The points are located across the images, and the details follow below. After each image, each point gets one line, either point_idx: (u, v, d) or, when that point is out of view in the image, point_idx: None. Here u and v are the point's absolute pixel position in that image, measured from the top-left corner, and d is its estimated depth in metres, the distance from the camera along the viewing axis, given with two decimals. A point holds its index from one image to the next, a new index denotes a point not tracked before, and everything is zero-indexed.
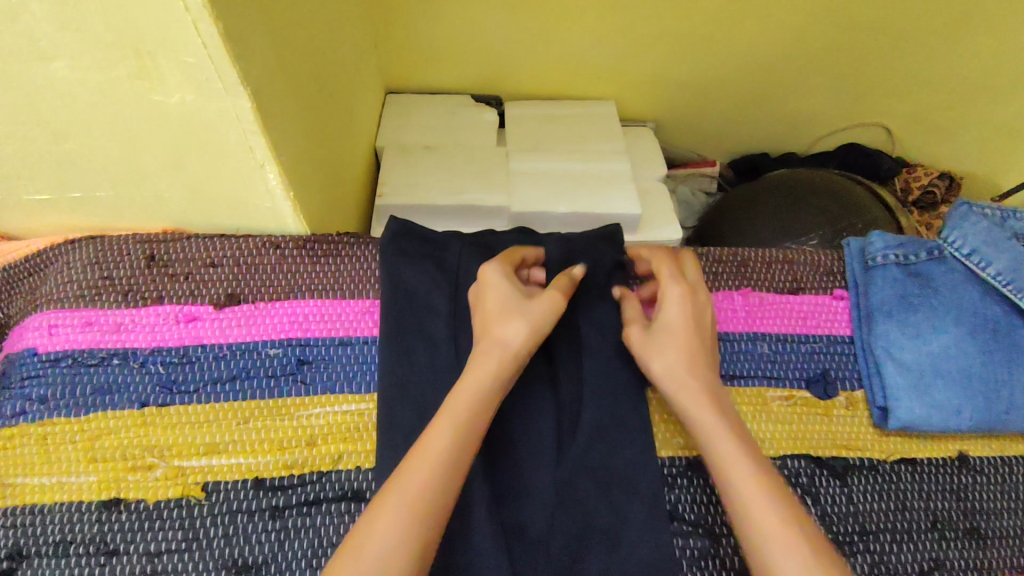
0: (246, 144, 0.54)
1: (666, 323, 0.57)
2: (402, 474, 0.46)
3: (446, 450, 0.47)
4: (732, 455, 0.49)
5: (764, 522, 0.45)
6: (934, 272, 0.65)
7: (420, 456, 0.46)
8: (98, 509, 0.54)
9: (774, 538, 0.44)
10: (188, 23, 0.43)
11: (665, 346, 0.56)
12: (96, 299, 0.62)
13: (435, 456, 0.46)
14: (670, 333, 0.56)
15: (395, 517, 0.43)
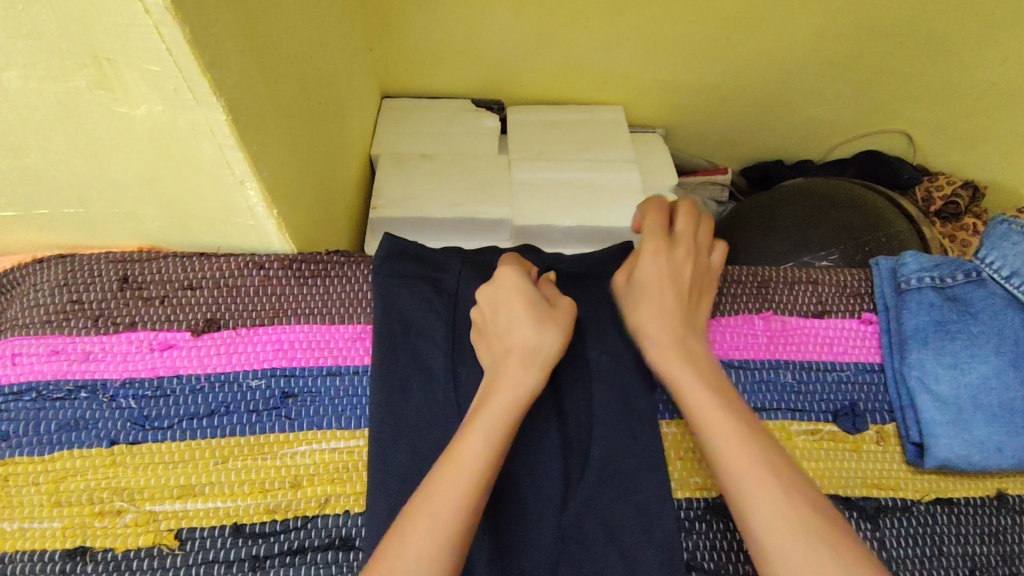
0: (223, 160, 0.50)
1: (641, 285, 0.57)
2: (429, 496, 0.42)
3: (477, 476, 0.43)
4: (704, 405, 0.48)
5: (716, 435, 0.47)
6: (971, 297, 0.60)
7: (450, 478, 0.43)
8: (62, 558, 0.50)
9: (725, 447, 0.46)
10: (149, 28, 0.38)
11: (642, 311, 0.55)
12: (63, 326, 0.57)
13: (466, 484, 0.43)
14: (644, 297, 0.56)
15: (421, 552, 0.39)
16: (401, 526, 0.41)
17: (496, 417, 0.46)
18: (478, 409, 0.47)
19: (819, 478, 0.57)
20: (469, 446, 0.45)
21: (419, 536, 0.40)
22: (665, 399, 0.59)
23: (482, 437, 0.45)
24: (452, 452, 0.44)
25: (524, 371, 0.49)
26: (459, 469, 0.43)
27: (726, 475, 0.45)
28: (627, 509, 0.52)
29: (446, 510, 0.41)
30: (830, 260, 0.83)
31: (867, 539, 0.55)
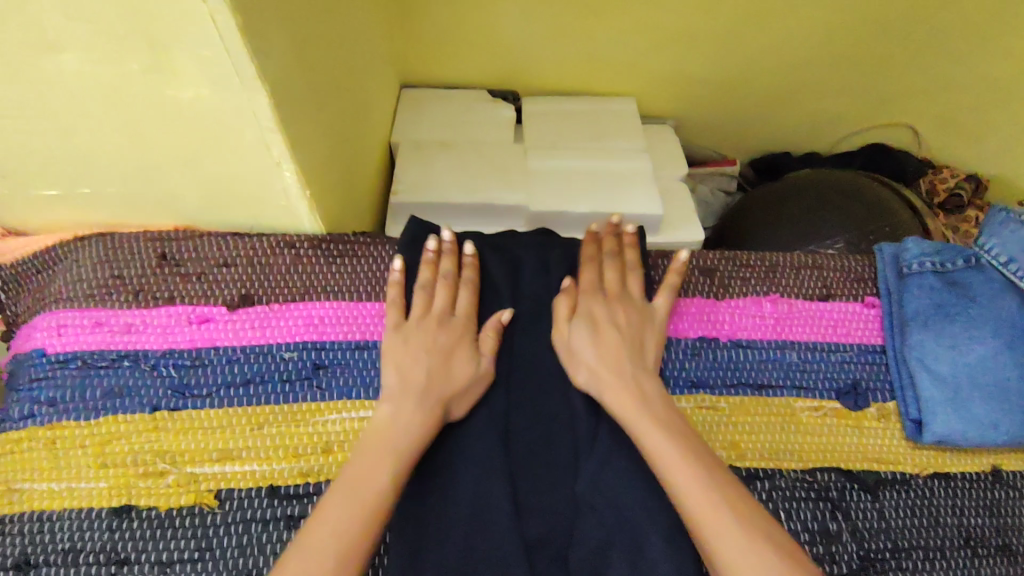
0: (262, 141, 0.52)
1: (594, 340, 0.58)
2: (337, 521, 0.45)
3: (381, 506, 0.46)
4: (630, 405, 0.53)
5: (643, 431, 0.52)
6: (971, 281, 0.63)
7: (355, 507, 0.46)
8: (108, 516, 0.53)
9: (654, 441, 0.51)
10: (204, 14, 0.41)
11: (590, 363, 0.57)
12: (106, 299, 0.60)
13: (370, 513, 0.46)
14: (601, 349, 0.57)
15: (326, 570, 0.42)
16: (303, 542, 0.44)
17: (399, 454, 0.49)
18: (377, 440, 0.50)
19: (823, 452, 0.60)
20: (376, 476, 0.48)
21: (325, 557, 0.43)
22: (676, 376, 0.62)
23: (390, 470, 0.48)
24: (358, 479, 0.47)
25: (426, 423, 0.52)
26: (365, 497, 0.46)
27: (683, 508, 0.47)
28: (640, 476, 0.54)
29: (349, 533, 0.44)
30: (835, 249, 0.85)
31: (867, 509, 0.58)
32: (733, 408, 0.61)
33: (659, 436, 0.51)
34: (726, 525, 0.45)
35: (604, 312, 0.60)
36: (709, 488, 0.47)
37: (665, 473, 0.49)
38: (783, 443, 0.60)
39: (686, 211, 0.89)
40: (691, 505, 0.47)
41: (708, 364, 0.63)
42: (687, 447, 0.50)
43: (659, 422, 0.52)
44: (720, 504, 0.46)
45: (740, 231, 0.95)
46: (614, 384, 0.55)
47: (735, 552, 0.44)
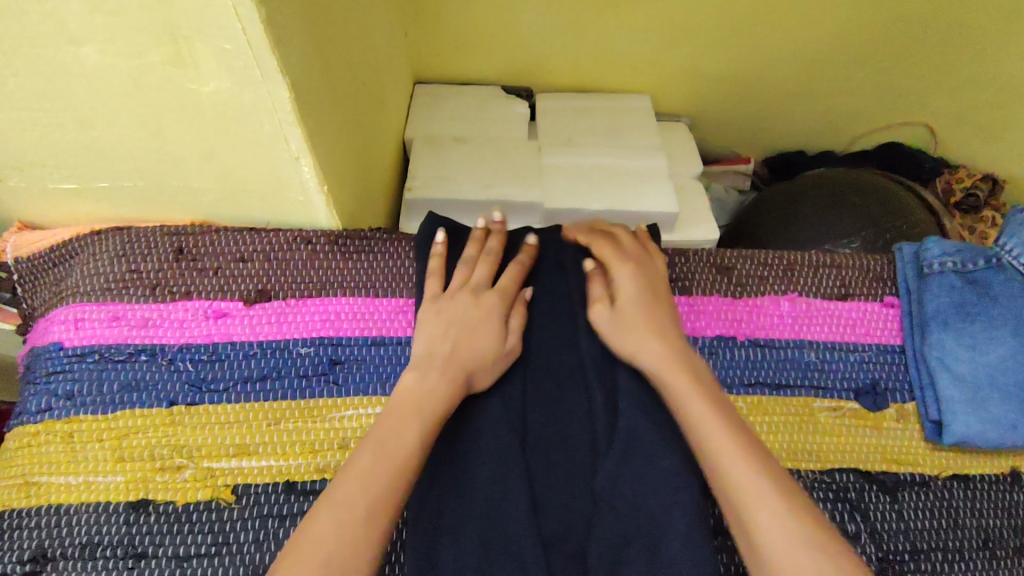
0: (282, 135, 0.52)
1: (620, 306, 0.58)
2: (367, 478, 0.45)
3: (407, 465, 0.46)
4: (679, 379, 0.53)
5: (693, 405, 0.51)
6: (993, 281, 0.62)
7: (386, 464, 0.46)
8: (126, 510, 0.53)
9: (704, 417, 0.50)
10: (227, 7, 0.41)
11: (645, 330, 0.56)
12: (123, 293, 0.60)
13: (399, 471, 0.46)
14: (626, 316, 0.57)
15: (357, 527, 0.42)
16: (333, 498, 0.44)
17: (424, 417, 0.49)
18: (407, 402, 0.50)
19: (841, 453, 0.59)
20: (405, 436, 0.47)
21: (355, 512, 0.43)
22: None
23: (416, 432, 0.48)
24: (386, 438, 0.47)
25: (451, 390, 0.52)
26: (394, 456, 0.46)
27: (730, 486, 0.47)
28: None
29: (381, 489, 0.44)
30: (851, 248, 0.85)
31: (886, 511, 0.58)
32: (750, 407, 0.61)
33: (712, 417, 0.50)
34: (778, 513, 0.44)
35: (631, 278, 0.59)
36: (759, 473, 0.47)
37: (713, 453, 0.48)
38: (801, 444, 0.59)
39: (700, 209, 0.88)
40: (739, 489, 0.46)
41: (725, 362, 0.62)
42: (738, 431, 0.49)
43: (714, 403, 0.51)
44: (772, 489, 0.46)
45: (754, 230, 0.95)
46: (669, 358, 0.54)
47: (782, 536, 0.43)
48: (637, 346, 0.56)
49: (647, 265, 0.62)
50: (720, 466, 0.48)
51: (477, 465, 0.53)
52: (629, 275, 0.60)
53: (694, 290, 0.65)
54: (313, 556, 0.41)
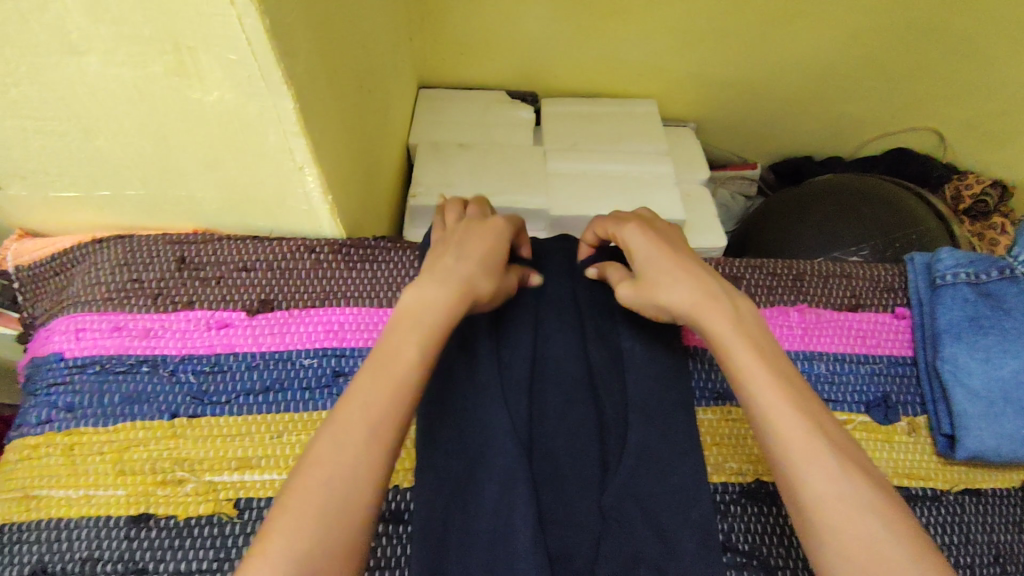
0: (286, 145, 0.51)
1: (638, 267, 0.54)
2: (364, 402, 0.42)
3: (407, 392, 0.44)
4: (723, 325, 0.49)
5: (739, 354, 0.47)
6: (1006, 293, 0.60)
7: (385, 391, 0.43)
8: (127, 524, 0.52)
9: (752, 366, 0.46)
10: (231, 17, 0.40)
11: (669, 281, 0.52)
12: (125, 303, 0.59)
13: (400, 399, 0.43)
14: (645, 275, 0.53)
15: (355, 457, 0.40)
16: (333, 426, 0.41)
17: (426, 334, 0.46)
18: (411, 321, 0.47)
19: None
20: (402, 362, 0.45)
21: (356, 440, 0.41)
22: (701, 387, 0.61)
23: (415, 348, 0.46)
24: (385, 364, 0.44)
25: (455, 298, 0.49)
26: (393, 384, 0.44)
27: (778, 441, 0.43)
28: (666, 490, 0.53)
29: (381, 418, 0.42)
30: (860, 256, 0.84)
31: None
32: None
33: (758, 363, 0.46)
34: (829, 464, 0.41)
35: (638, 234, 0.56)
36: (808, 421, 0.43)
37: (757, 399, 0.45)
38: None
39: (707, 216, 0.87)
40: (790, 445, 0.43)
41: None
42: (788, 386, 0.45)
43: (759, 350, 0.47)
44: (821, 439, 0.42)
45: (760, 237, 0.94)
46: (710, 301, 0.50)
47: (833, 488, 0.40)
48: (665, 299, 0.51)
49: (654, 223, 0.59)
50: (765, 413, 0.44)
51: (483, 480, 0.52)
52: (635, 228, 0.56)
53: None
54: (311, 489, 0.39)
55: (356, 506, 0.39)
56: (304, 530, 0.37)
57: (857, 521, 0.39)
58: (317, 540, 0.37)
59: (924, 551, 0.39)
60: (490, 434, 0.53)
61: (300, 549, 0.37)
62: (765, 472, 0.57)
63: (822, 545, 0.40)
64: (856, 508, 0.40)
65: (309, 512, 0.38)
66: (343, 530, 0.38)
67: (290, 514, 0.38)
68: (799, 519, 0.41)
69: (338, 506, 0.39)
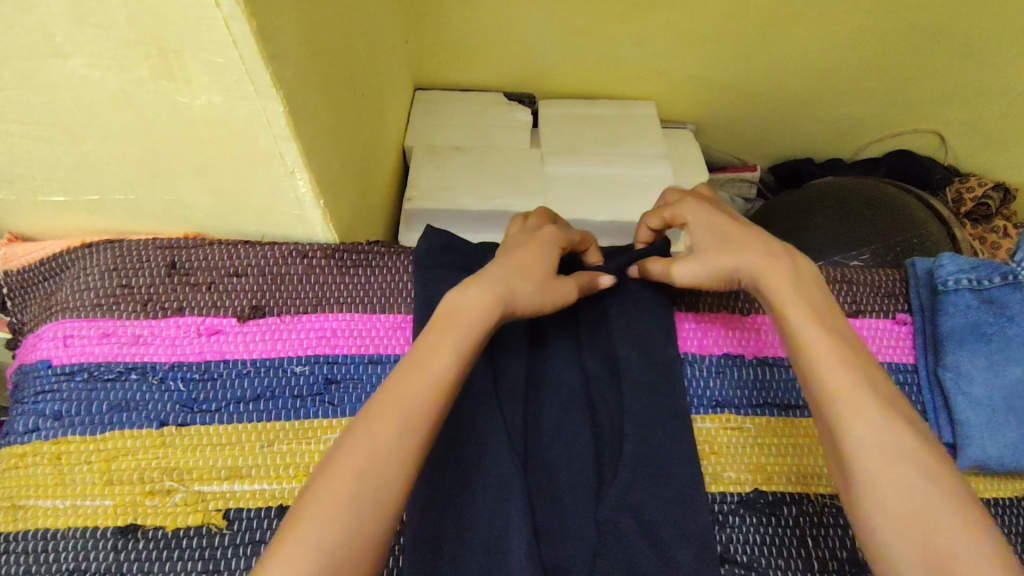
0: (276, 150, 0.50)
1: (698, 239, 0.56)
2: (399, 401, 0.43)
3: (441, 396, 0.44)
4: (781, 284, 0.50)
5: (794, 310, 0.49)
6: (1009, 299, 0.59)
7: (420, 389, 0.44)
8: (114, 535, 0.51)
9: (807, 325, 0.48)
10: (218, 20, 0.39)
11: (731, 250, 0.53)
12: (113, 309, 0.58)
13: (434, 399, 0.44)
14: (706, 244, 0.55)
15: (389, 452, 0.41)
16: (369, 419, 0.42)
17: (462, 339, 0.47)
18: (450, 323, 0.48)
19: None
20: (437, 363, 0.45)
21: (390, 435, 0.41)
22: (699, 395, 0.60)
23: (449, 355, 0.46)
24: (423, 362, 0.45)
25: (494, 301, 0.50)
26: (427, 384, 0.44)
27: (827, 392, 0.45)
28: (663, 501, 0.52)
29: (414, 415, 0.43)
30: (861, 260, 0.83)
31: None
32: (759, 428, 0.59)
33: (813, 322, 0.48)
34: (875, 419, 0.42)
35: (700, 211, 0.58)
36: (860, 377, 0.45)
37: (808, 356, 0.47)
38: (814, 467, 0.57)
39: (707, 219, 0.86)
40: (841, 395, 0.44)
41: (733, 382, 0.60)
42: (843, 344, 0.47)
43: (816, 312, 0.49)
44: (871, 394, 0.44)
45: None
46: (770, 266, 0.51)
47: (878, 436, 0.42)
48: (726, 263, 0.53)
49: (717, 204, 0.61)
50: (813, 370, 0.46)
51: (477, 490, 0.51)
52: (697, 204, 0.59)
53: (700, 307, 0.63)
54: (343, 480, 0.39)
55: (384, 506, 0.40)
56: (333, 521, 0.38)
57: (897, 475, 0.40)
58: (344, 530, 0.38)
59: (966, 511, 0.39)
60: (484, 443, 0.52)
61: (329, 538, 0.37)
62: (763, 481, 0.57)
63: (861, 495, 0.41)
64: (902, 463, 0.41)
65: (341, 502, 0.39)
66: (371, 524, 0.39)
67: (324, 498, 0.39)
68: (841, 470, 0.43)
69: (367, 501, 0.39)
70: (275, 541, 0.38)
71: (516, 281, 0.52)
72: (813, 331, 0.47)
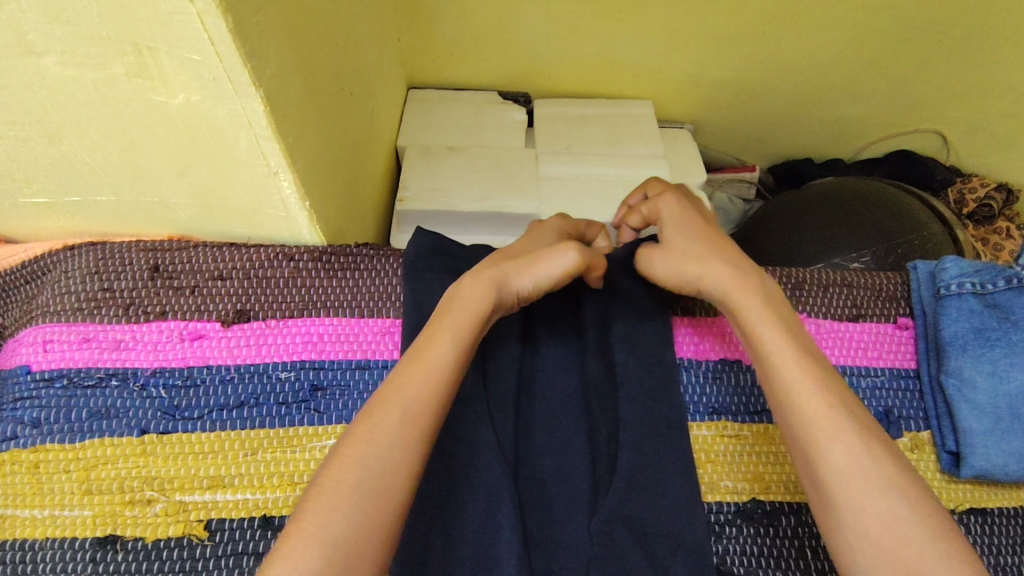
0: (258, 151, 0.49)
1: (670, 238, 0.55)
2: (399, 389, 0.43)
3: (441, 381, 0.44)
4: (750, 307, 0.50)
5: (762, 332, 0.48)
6: (1013, 304, 0.57)
7: (418, 377, 0.43)
8: (92, 547, 0.50)
9: (776, 349, 0.47)
10: (192, 17, 0.38)
11: (699, 258, 0.53)
12: (94, 314, 0.57)
13: (434, 385, 0.43)
14: (676, 244, 0.54)
15: (391, 440, 0.40)
16: (371, 412, 0.42)
17: (460, 325, 0.47)
18: (447, 312, 0.48)
19: None
20: (435, 352, 0.45)
21: (390, 424, 0.41)
22: (695, 401, 0.58)
23: (445, 341, 0.46)
24: (421, 352, 0.45)
25: (488, 284, 0.49)
26: (426, 372, 0.44)
27: (798, 417, 0.44)
28: (658, 512, 0.50)
29: (416, 401, 0.42)
30: (861, 263, 0.81)
31: None
32: (756, 436, 0.57)
33: (783, 344, 0.47)
34: (849, 443, 0.42)
35: (675, 209, 0.57)
36: (831, 398, 0.44)
37: (780, 379, 0.46)
38: None
39: None
40: (811, 420, 0.43)
41: (730, 389, 0.59)
42: (814, 365, 0.46)
43: (786, 331, 0.48)
44: (842, 417, 0.43)
45: (759, 242, 0.92)
46: (742, 288, 0.51)
47: (851, 462, 0.41)
48: (693, 271, 0.53)
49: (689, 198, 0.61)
50: (787, 394, 0.45)
51: (467, 500, 0.49)
52: (675, 202, 0.58)
53: (697, 312, 0.62)
54: (347, 468, 0.39)
55: (391, 492, 0.39)
56: (339, 510, 0.37)
57: (877, 500, 0.40)
58: (349, 520, 0.37)
59: (942, 532, 0.39)
60: (474, 452, 0.51)
61: (336, 527, 0.36)
62: (760, 491, 0.55)
63: (841, 522, 0.40)
64: (877, 487, 0.40)
65: (346, 489, 0.38)
66: (378, 516, 0.38)
67: (329, 492, 0.38)
68: (817, 495, 0.42)
69: (373, 488, 0.38)
70: (282, 535, 0.37)
71: (509, 265, 0.52)
72: (783, 354, 0.47)
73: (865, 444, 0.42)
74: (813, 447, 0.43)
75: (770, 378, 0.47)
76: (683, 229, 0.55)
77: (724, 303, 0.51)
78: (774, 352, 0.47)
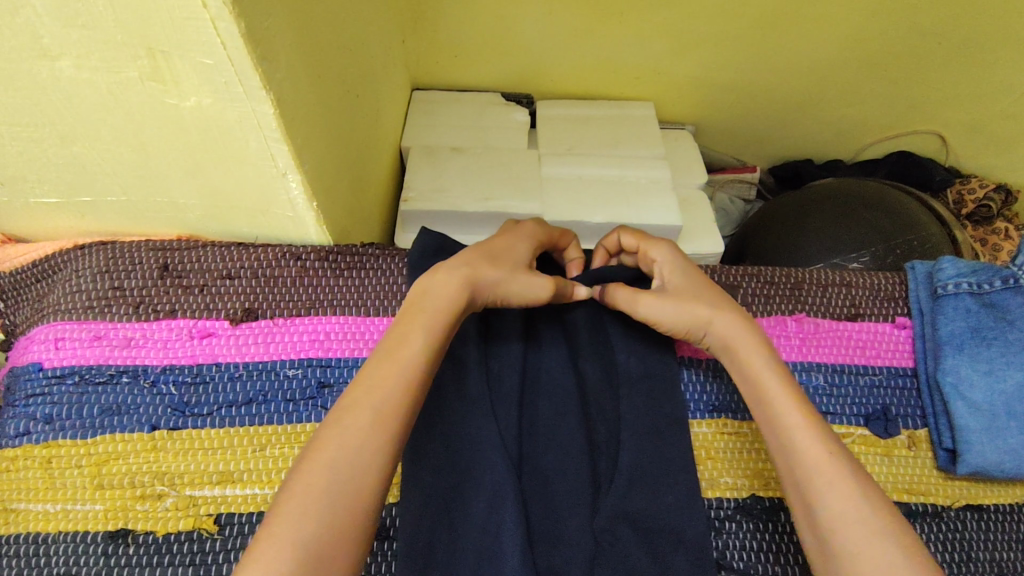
0: (268, 152, 0.50)
1: (671, 284, 0.56)
2: (368, 392, 0.43)
3: (409, 384, 0.44)
4: (753, 356, 0.50)
5: (764, 382, 0.49)
6: (1009, 303, 0.58)
7: (388, 377, 0.44)
8: (104, 540, 0.51)
9: (779, 398, 0.47)
10: (205, 21, 0.39)
11: (706, 301, 0.53)
12: (104, 312, 0.58)
13: (405, 385, 0.44)
14: (680, 290, 0.54)
15: (362, 440, 0.41)
16: (342, 412, 0.42)
17: (428, 327, 0.47)
18: (417, 310, 0.48)
19: None
20: (406, 351, 0.45)
21: (362, 425, 0.41)
22: (696, 399, 0.59)
23: (416, 344, 0.46)
24: (392, 350, 0.45)
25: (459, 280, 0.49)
26: (397, 372, 0.44)
27: (800, 466, 0.44)
28: (659, 509, 0.51)
29: (387, 402, 0.43)
30: (860, 263, 0.82)
31: None
32: (756, 433, 0.58)
33: (786, 395, 0.48)
34: (852, 495, 0.42)
35: (671, 257, 0.58)
36: (834, 450, 0.44)
37: (782, 425, 0.46)
38: None
39: (706, 221, 0.86)
40: (814, 471, 0.43)
41: (729, 388, 0.60)
42: (814, 416, 0.47)
43: (788, 382, 0.49)
44: (845, 468, 0.43)
45: (759, 242, 0.93)
46: (746, 337, 0.51)
47: (853, 512, 0.41)
48: (704, 313, 0.52)
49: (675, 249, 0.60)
50: (789, 439, 0.46)
51: (471, 496, 0.50)
52: (670, 249, 0.58)
53: None
54: (318, 472, 0.39)
55: (364, 494, 0.39)
56: (310, 512, 0.37)
57: (874, 548, 0.40)
58: (323, 522, 0.37)
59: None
60: (476, 449, 0.51)
61: (308, 529, 0.37)
62: (760, 487, 0.56)
63: (838, 569, 0.40)
64: (878, 539, 0.40)
65: (318, 492, 0.38)
66: (348, 513, 0.38)
67: (299, 494, 0.38)
68: (817, 544, 0.42)
69: (346, 490, 0.39)
70: (256, 538, 0.37)
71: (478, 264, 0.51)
72: (786, 404, 0.47)
73: (867, 498, 0.42)
74: (817, 498, 0.43)
75: (773, 429, 0.47)
76: (686, 278, 0.56)
77: (728, 352, 0.52)
78: (779, 402, 0.47)
